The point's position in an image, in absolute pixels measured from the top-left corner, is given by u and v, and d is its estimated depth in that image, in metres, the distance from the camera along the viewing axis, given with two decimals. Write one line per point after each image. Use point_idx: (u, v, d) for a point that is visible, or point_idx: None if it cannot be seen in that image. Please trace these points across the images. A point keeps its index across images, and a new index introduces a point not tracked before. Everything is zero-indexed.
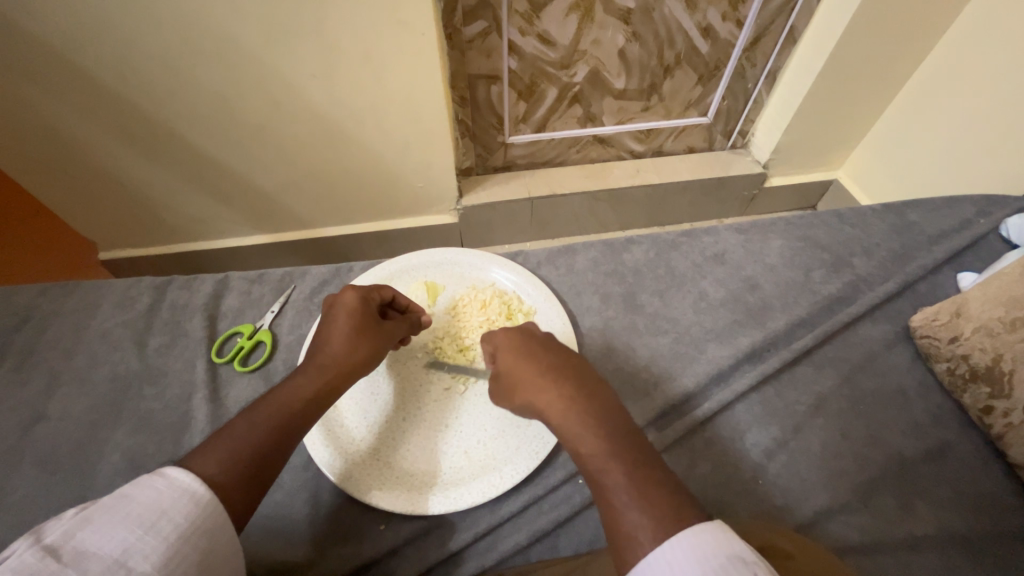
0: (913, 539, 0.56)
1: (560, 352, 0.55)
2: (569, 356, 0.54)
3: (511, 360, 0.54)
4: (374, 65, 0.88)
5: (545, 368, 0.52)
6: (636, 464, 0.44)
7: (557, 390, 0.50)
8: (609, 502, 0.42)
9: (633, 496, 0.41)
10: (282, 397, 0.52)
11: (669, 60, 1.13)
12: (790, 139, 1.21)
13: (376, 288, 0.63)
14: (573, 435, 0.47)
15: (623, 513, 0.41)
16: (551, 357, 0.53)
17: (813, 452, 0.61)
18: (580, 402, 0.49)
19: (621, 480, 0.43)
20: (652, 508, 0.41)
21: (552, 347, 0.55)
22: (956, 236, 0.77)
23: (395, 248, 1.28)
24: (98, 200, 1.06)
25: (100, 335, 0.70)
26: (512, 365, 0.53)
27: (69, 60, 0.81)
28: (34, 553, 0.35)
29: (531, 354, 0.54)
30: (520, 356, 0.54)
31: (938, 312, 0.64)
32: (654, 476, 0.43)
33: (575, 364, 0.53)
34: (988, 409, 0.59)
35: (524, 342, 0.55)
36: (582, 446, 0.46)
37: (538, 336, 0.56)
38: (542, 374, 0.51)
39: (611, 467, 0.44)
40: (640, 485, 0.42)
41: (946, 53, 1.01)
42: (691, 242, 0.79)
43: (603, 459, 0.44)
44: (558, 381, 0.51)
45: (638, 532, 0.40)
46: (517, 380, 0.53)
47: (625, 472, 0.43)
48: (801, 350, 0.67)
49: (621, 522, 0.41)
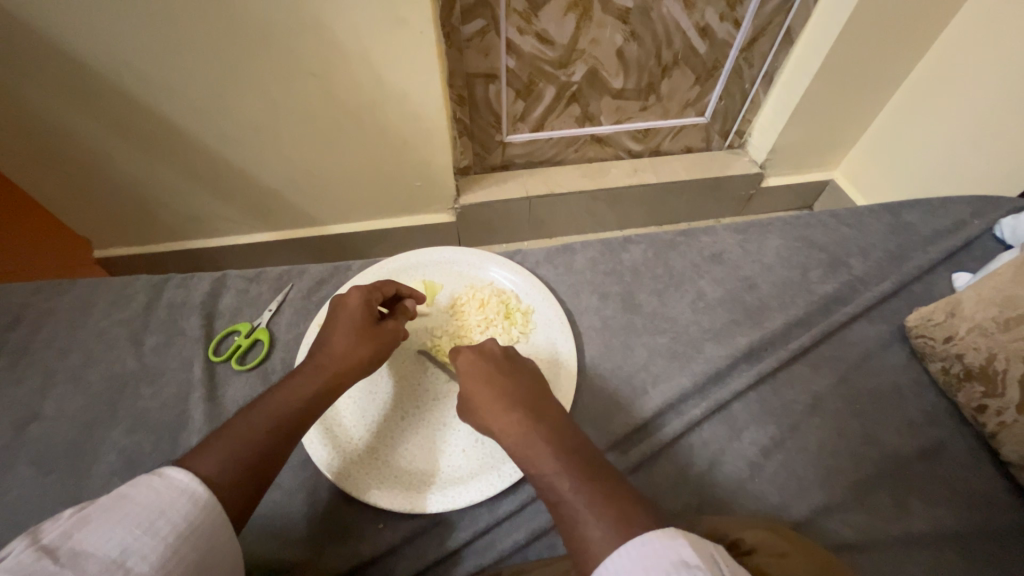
0: (908, 537, 0.56)
1: (516, 371, 0.56)
2: (522, 377, 0.55)
3: (467, 380, 0.55)
4: (371, 63, 0.88)
5: (498, 389, 0.53)
6: (586, 478, 0.44)
7: (510, 410, 0.51)
8: (562, 516, 0.43)
9: (582, 509, 0.42)
10: (279, 397, 0.52)
11: (666, 60, 1.13)
12: (787, 139, 1.21)
13: (380, 286, 0.63)
14: (525, 454, 0.48)
15: (574, 525, 0.42)
16: (506, 377, 0.54)
17: (809, 451, 0.61)
18: (532, 422, 0.49)
19: (571, 495, 0.43)
20: (602, 518, 0.41)
21: (509, 365, 0.56)
22: (951, 237, 0.77)
23: (393, 247, 1.28)
24: (94, 198, 1.06)
25: (97, 334, 0.70)
26: (466, 388, 0.54)
27: (64, 56, 0.80)
28: (31, 554, 0.35)
29: (485, 376, 0.54)
30: (474, 376, 0.54)
31: (934, 311, 0.65)
32: (605, 488, 0.44)
33: (527, 385, 0.54)
34: (982, 408, 0.60)
35: (476, 363, 0.56)
36: (534, 463, 0.47)
37: (494, 354, 0.57)
38: (494, 396, 0.52)
39: (562, 483, 0.44)
40: (589, 497, 0.43)
41: (942, 54, 1.02)
42: (688, 241, 0.79)
43: (554, 475, 0.45)
44: (511, 401, 0.51)
45: (589, 543, 0.40)
46: (472, 402, 0.53)
47: (574, 485, 0.44)
48: (797, 349, 0.67)
49: (575, 535, 0.42)
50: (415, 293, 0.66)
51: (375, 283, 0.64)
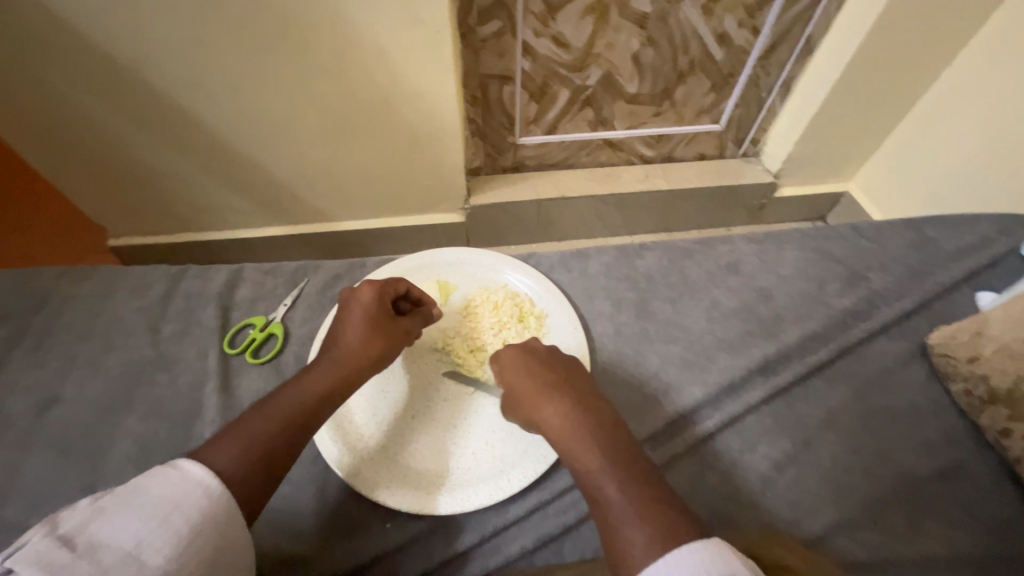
0: (923, 559, 0.55)
1: (562, 365, 0.55)
2: (568, 370, 0.54)
3: (512, 372, 0.54)
4: (387, 61, 0.88)
5: (544, 382, 0.53)
6: (632, 481, 0.44)
7: (557, 404, 0.50)
8: (604, 517, 0.43)
9: (627, 512, 0.42)
10: (295, 391, 0.51)
11: (683, 66, 1.12)
12: (802, 149, 1.21)
13: (393, 282, 0.62)
14: (571, 451, 0.48)
15: (617, 527, 0.42)
16: (553, 371, 0.54)
17: (824, 467, 0.60)
18: (579, 418, 0.49)
19: (616, 497, 0.43)
20: (647, 523, 0.41)
21: (554, 359, 0.55)
22: (974, 255, 0.76)
23: (404, 245, 1.28)
24: (110, 185, 1.06)
25: (115, 320, 0.70)
26: (511, 378, 0.54)
27: (86, 45, 0.81)
28: (49, 543, 0.35)
29: (530, 367, 0.54)
30: (519, 369, 0.54)
31: (958, 330, 0.64)
32: (652, 493, 0.43)
33: (574, 379, 0.54)
34: (1006, 431, 0.59)
35: (521, 354, 0.55)
36: (579, 461, 0.47)
37: (539, 348, 0.57)
38: (541, 388, 0.52)
39: (607, 484, 0.44)
40: (635, 501, 0.42)
41: (964, 69, 1.01)
42: (705, 250, 0.78)
43: (600, 475, 0.45)
44: (558, 396, 0.51)
45: (632, 546, 0.40)
46: (516, 393, 0.53)
47: (620, 488, 0.44)
48: (814, 364, 0.67)
49: (616, 538, 0.41)
50: (427, 296, 0.65)
51: (388, 279, 0.63)
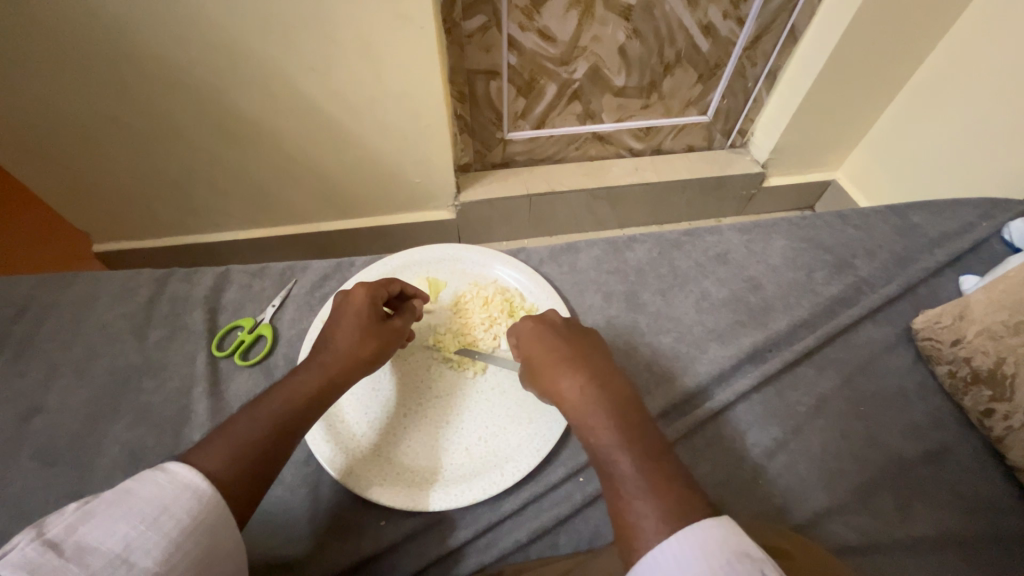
0: (911, 540, 0.56)
1: (582, 341, 0.55)
2: (589, 346, 0.55)
3: (531, 347, 0.55)
4: (372, 58, 0.87)
5: (563, 357, 0.53)
6: (645, 457, 0.44)
7: (574, 378, 0.51)
8: (616, 490, 0.43)
9: (640, 486, 0.42)
10: (289, 391, 0.51)
11: (669, 58, 1.12)
12: (789, 139, 1.21)
13: (385, 283, 0.62)
14: (587, 424, 0.48)
15: (628, 500, 0.42)
16: (574, 347, 0.54)
17: (812, 453, 0.61)
18: (596, 393, 0.49)
19: (629, 470, 0.43)
20: (658, 498, 0.41)
21: (573, 336, 0.56)
22: (958, 239, 0.77)
23: (394, 244, 1.28)
24: (92, 191, 1.05)
25: (100, 327, 0.70)
26: (532, 352, 0.55)
27: (62, 49, 0.79)
28: (35, 548, 0.35)
29: (551, 342, 0.54)
30: (539, 344, 0.55)
31: (941, 314, 0.65)
32: (664, 470, 0.43)
33: (594, 356, 0.54)
34: (989, 412, 0.60)
35: (541, 331, 0.56)
36: (595, 434, 0.47)
37: (558, 325, 0.57)
38: (559, 363, 0.52)
39: (619, 458, 0.44)
40: (648, 476, 0.42)
41: (945, 56, 1.02)
42: (693, 241, 0.79)
43: (614, 449, 0.45)
44: (577, 370, 0.51)
45: (642, 520, 0.40)
46: (536, 367, 0.54)
47: (633, 462, 0.44)
48: (803, 351, 0.67)
49: (626, 510, 0.42)
50: (420, 293, 0.65)
51: (380, 280, 0.63)
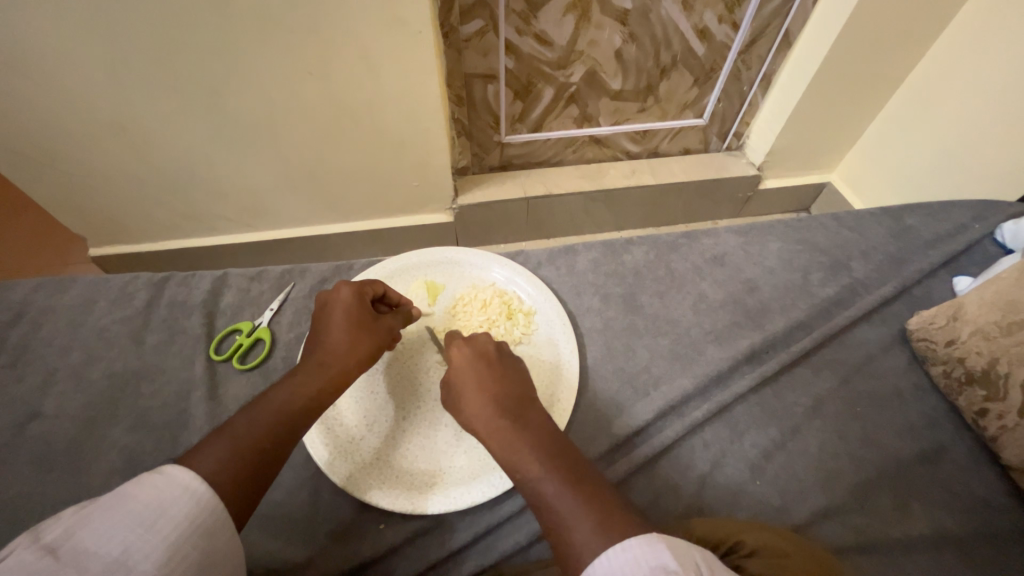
0: (909, 539, 0.56)
1: (502, 368, 0.55)
2: (509, 375, 0.54)
3: (454, 379, 0.54)
4: (370, 64, 0.88)
5: (484, 388, 0.52)
6: (573, 482, 0.44)
7: (496, 412, 0.50)
8: (546, 517, 0.43)
9: (568, 509, 0.42)
10: (279, 394, 0.51)
11: (665, 61, 1.13)
12: (785, 142, 1.22)
13: (371, 282, 0.62)
14: (510, 457, 0.47)
15: (558, 526, 0.42)
16: (492, 375, 0.54)
17: (810, 453, 0.61)
18: (516, 423, 0.49)
19: (554, 498, 0.43)
20: (587, 520, 0.41)
21: (495, 362, 0.55)
22: (951, 242, 0.78)
23: (393, 247, 1.28)
24: (90, 195, 1.05)
25: (98, 331, 0.69)
26: (456, 385, 0.54)
27: (59, 54, 0.80)
28: (33, 552, 0.35)
29: (472, 374, 0.54)
30: (461, 376, 0.54)
31: (936, 315, 0.65)
32: (588, 491, 0.44)
33: (515, 384, 0.53)
34: (983, 412, 0.60)
35: (464, 360, 0.55)
36: (520, 465, 0.47)
37: (479, 350, 0.56)
38: (482, 396, 0.52)
39: (545, 486, 0.44)
40: (574, 498, 0.43)
41: (938, 59, 1.03)
42: (690, 243, 0.79)
43: (539, 478, 0.45)
44: (497, 401, 0.51)
45: (574, 543, 0.41)
46: (459, 400, 0.53)
47: (558, 488, 0.44)
48: (800, 352, 0.67)
49: (559, 536, 0.42)
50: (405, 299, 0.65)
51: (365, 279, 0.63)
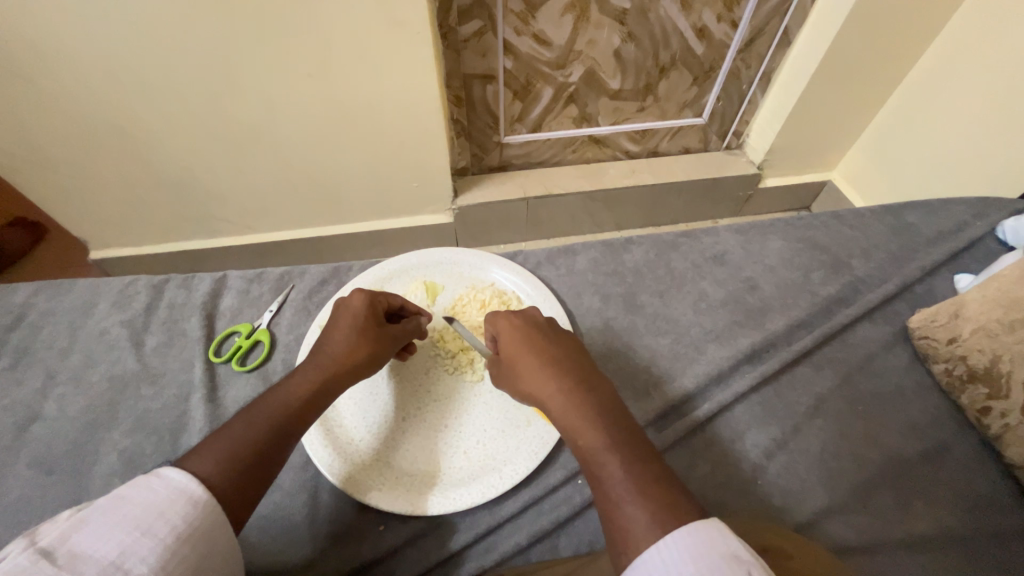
0: (912, 539, 0.56)
1: (562, 344, 0.54)
2: (573, 351, 0.53)
3: (515, 347, 0.53)
4: (368, 65, 0.88)
5: (547, 359, 0.51)
6: (637, 460, 0.43)
7: (559, 383, 0.49)
8: (604, 493, 0.42)
9: (629, 487, 0.41)
10: (273, 398, 0.51)
11: (664, 61, 1.13)
12: (785, 140, 1.22)
13: (385, 294, 0.62)
14: (573, 427, 0.46)
15: (617, 503, 0.40)
16: (555, 348, 0.52)
17: (812, 453, 0.61)
18: (581, 394, 0.48)
19: (617, 472, 0.42)
20: (648, 500, 0.40)
21: (559, 339, 0.54)
22: (952, 239, 0.78)
23: (393, 248, 1.28)
24: (91, 198, 1.05)
25: (97, 334, 0.69)
26: (516, 353, 0.53)
27: (58, 58, 0.80)
28: (27, 556, 0.34)
29: (538, 345, 0.53)
30: (523, 345, 0.53)
31: (937, 313, 0.65)
32: (651, 472, 0.42)
33: (578, 360, 0.52)
34: (985, 410, 0.60)
35: (527, 332, 0.54)
36: (583, 437, 0.45)
37: (540, 326, 0.55)
38: (546, 366, 0.50)
39: (608, 460, 0.43)
40: (636, 477, 0.41)
41: (938, 57, 1.02)
42: (690, 242, 0.79)
43: (602, 451, 0.43)
44: (562, 373, 0.50)
45: (633, 523, 0.39)
46: (518, 369, 0.52)
47: (622, 464, 0.42)
48: (801, 351, 0.67)
49: (616, 514, 0.40)
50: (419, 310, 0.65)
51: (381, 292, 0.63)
